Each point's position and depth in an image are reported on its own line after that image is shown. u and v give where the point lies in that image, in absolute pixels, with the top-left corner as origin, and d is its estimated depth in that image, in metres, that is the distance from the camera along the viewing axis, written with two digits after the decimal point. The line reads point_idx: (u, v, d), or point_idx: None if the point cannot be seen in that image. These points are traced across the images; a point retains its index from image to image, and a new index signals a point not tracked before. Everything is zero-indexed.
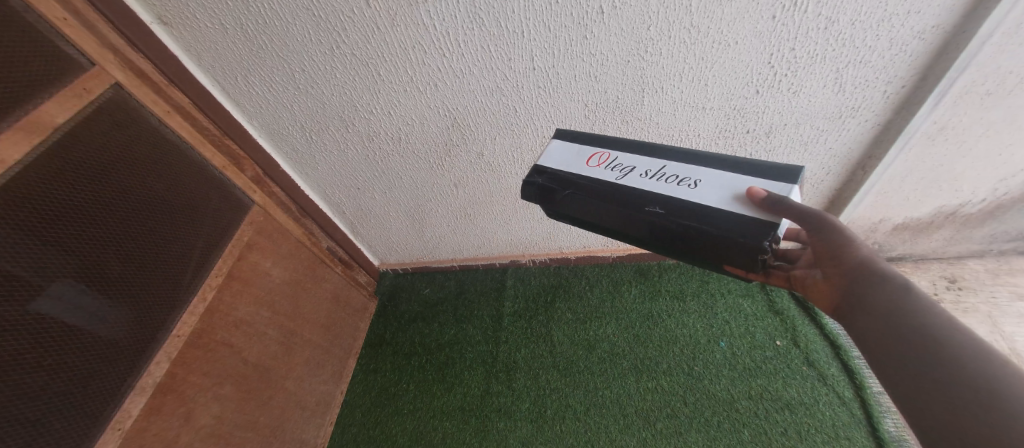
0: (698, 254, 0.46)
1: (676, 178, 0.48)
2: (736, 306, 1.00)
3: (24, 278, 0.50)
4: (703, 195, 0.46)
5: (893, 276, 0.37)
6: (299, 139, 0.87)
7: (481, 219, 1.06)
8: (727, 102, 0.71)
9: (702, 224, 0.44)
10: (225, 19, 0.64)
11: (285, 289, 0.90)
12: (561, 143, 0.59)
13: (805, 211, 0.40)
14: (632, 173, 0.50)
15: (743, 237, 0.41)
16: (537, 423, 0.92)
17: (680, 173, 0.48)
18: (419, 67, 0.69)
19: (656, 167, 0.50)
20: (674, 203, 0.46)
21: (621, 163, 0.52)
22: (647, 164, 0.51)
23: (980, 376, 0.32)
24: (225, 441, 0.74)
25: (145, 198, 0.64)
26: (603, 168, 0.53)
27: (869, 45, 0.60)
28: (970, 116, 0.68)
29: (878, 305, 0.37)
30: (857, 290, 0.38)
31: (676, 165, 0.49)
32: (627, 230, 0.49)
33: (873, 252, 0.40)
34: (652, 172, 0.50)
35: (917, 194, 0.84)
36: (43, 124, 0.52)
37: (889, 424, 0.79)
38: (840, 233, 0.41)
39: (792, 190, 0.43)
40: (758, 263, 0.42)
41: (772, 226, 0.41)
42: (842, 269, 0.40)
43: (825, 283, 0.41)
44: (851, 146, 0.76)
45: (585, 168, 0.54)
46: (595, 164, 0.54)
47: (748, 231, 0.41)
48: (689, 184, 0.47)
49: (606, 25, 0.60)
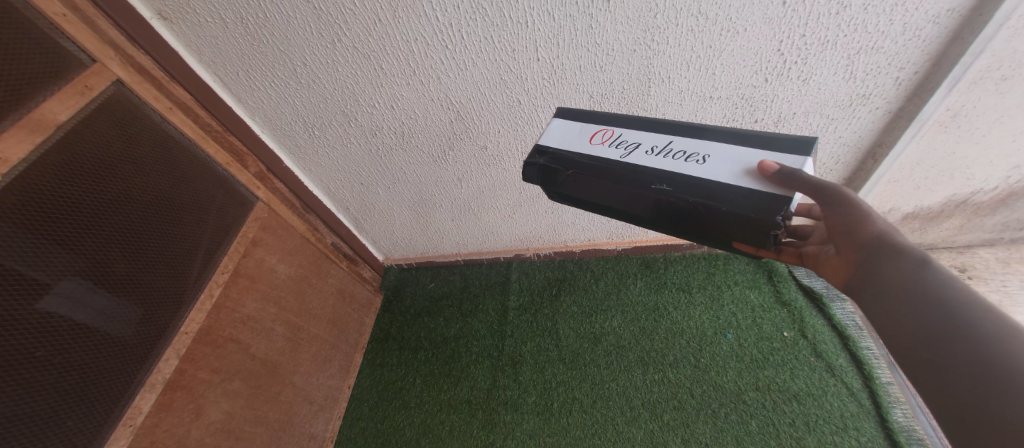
0: (705, 232, 0.45)
1: (684, 154, 0.47)
2: (743, 297, 1.00)
3: (30, 277, 0.50)
4: (712, 170, 0.45)
5: (910, 251, 0.36)
6: (302, 135, 0.86)
7: (485, 213, 1.05)
8: (735, 91, 0.69)
9: (712, 201, 0.43)
10: (225, 13, 0.63)
11: (291, 285, 0.90)
12: (563, 123, 0.57)
13: (820, 184, 0.39)
14: (637, 150, 0.50)
15: (754, 211, 0.40)
16: (544, 416, 0.92)
17: (687, 149, 0.47)
18: (422, 60, 0.68)
19: (663, 143, 0.49)
20: (682, 179, 0.45)
21: (625, 140, 0.51)
22: (654, 141, 0.50)
23: (999, 351, 0.31)
24: (235, 436, 0.74)
25: (151, 195, 0.64)
26: (607, 145, 0.52)
27: (882, 30, 0.59)
28: (984, 102, 0.67)
29: (894, 282, 0.36)
30: (876, 266, 0.37)
31: (682, 140, 0.48)
32: (631, 209, 0.48)
33: (886, 226, 0.38)
34: (659, 148, 0.49)
35: (928, 181, 0.82)
36: (44, 122, 0.51)
37: (898, 414, 0.78)
38: (854, 207, 0.39)
39: (806, 162, 0.41)
40: (769, 239, 0.41)
41: (785, 201, 0.40)
42: (857, 244, 0.39)
43: (839, 260, 0.40)
44: (862, 135, 0.75)
45: (588, 147, 0.53)
46: (599, 142, 0.53)
47: (759, 206, 0.41)
48: (698, 159, 0.46)
49: (612, 13, 0.59)
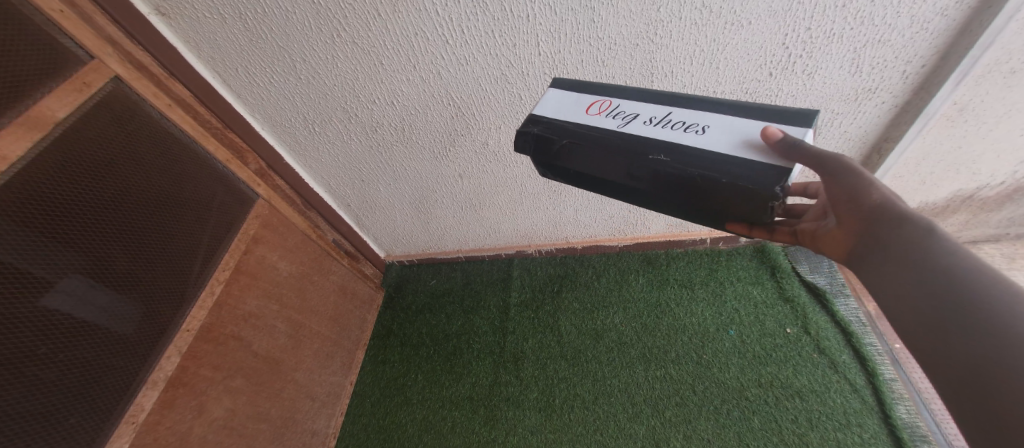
0: (701, 204, 0.44)
1: (683, 125, 0.46)
2: (746, 293, 1.00)
3: (32, 274, 0.50)
4: (711, 141, 0.43)
5: (915, 219, 0.35)
6: (302, 132, 0.86)
7: (486, 210, 1.05)
8: (739, 86, 0.69)
9: (710, 172, 0.42)
10: (223, 9, 0.63)
11: (292, 282, 0.90)
12: (561, 92, 0.56)
13: (822, 154, 0.38)
14: (635, 120, 0.48)
15: (753, 183, 0.40)
16: (546, 412, 0.92)
17: (687, 119, 0.46)
18: (422, 55, 0.67)
19: (661, 114, 0.48)
20: (680, 150, 0.44)
21: (623, 110, 0.49)
22: (654, 111, 0.48)
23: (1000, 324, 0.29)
24: (238, 432, 0.74)
25: (152, 191, 0.64)
26: (604, 116, 0.50)
27: (890, 23, 0.58)
28: (991, 96, 0.66)
29: (896, 252, 0.34)
30: (879, 235, 0.35)
31: (682, 111, 0.47)
32: (628, 180, 0.46)
33: (890, 194, 0.36)
34: (657, 118, 0.47)
35: (933, 177, 0.82)
36: (42, 119, 0.51)
37: (901, 411, 0.78)
38: (857, 175, 0.38)
39: (807, 134, 0.41)
40: (766, 211, 0.40)
41: (785, 172, 0.39)
42: (860, 214, 0.37)
43: (841, 231, 0.38)
44: (867, 129, 0.74)
45: (585, 117, 0.51)
46: (595, 112, 0.51)
47: (758, 177, 0.40)
48: (698, 130, 0.45)
49: (614, 7, 0.58)
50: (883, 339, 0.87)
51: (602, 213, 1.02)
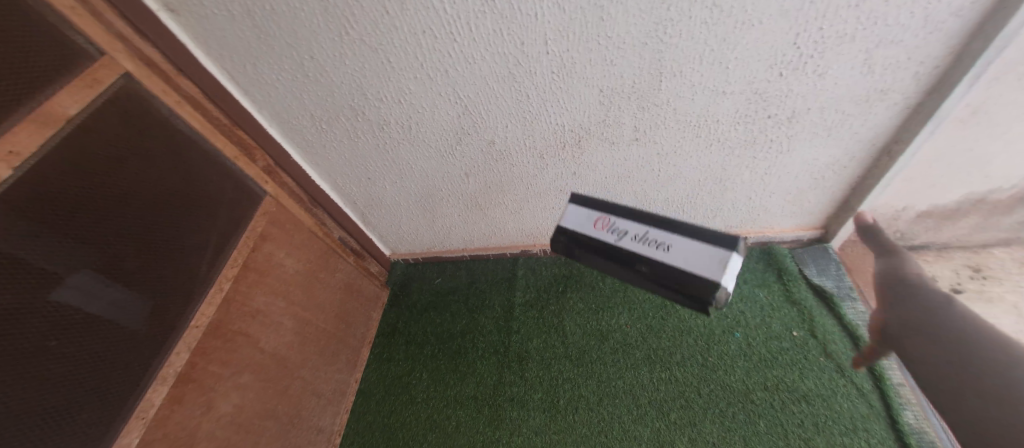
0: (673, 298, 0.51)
1: (655, 242, 0.52)
2: (752, 296, 0.99)
3: (44, 269, 0.50)
4: (678, 259, 0.49)
5: None
6: (310, 129, 0.86)
7: (491, 209, 1.05)
8: (748, 85, 0.68)
9: (677, 284, 0.49)
10: (232, 7, 0.63)
11: (299, 280, 0.90)
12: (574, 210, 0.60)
13: None
14: (626, 237, 0.54)
15: (703, 293, 0.47)
16: (550, 412, 0.92)
17: (659, 238, 0.52)
18: (430, 54, 0.67)
19: (643, 230, 0.53)
20: (656, 264, 0.51)
21: (619, 226, 0.55)
22: (635, 224, 0.54)
23: None
24: (246, 428, 0.75)
25: (161, 189, 0.64)
26: (605, 230, 0.56)
27: (903, 23, 0.57)
28: (1007, 97, 0.65)
29: None
30: None
31: (657, 227, 0.52)
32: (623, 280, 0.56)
33: None
34: (640, 234, 0.53)
35: (944, 179, 0.81)
36: (54, 115, 0.52)
37: (908, 415, 0.77)
38: None
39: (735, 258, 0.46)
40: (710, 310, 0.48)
41: (714, 287, 0.46)
42: None
43: None
44: (877, 131, 0.74)
45: (592, 231, 0.57)
46: (600, 226, 0.57)
47: (705, 286, 0.47)
48: (666, 245, 0.51)
49: (624, 6, 0.58)
50: None
51: None
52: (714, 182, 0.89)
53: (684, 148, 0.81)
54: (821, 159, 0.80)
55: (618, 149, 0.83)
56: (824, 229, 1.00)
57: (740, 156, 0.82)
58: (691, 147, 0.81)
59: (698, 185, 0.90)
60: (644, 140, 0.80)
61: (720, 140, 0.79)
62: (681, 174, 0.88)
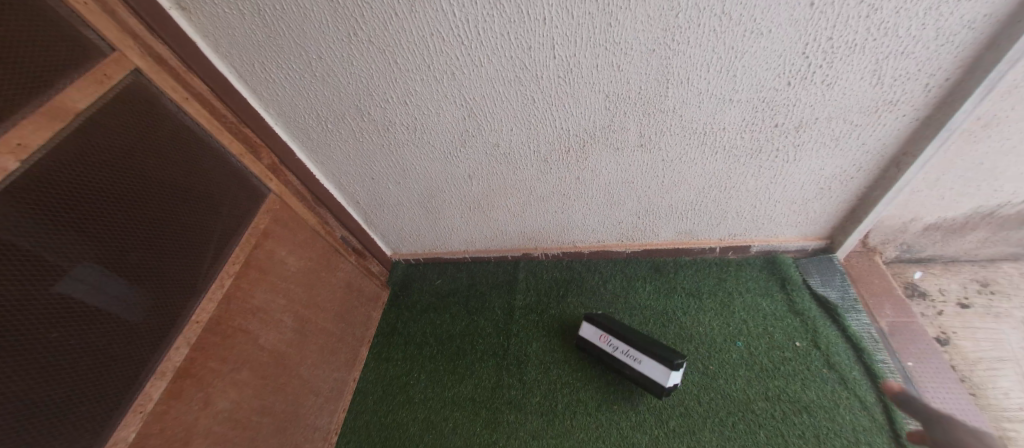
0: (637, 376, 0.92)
1: (633, 357, 0.88)
2: (755, 305, 0.98)
3: (46, 261, 0.51)
4: (646, 370, 0.86)
5: None
6: (315, 128, 0.86)
7: (494, 211, 1.05)
8: (755, 94, 0.68)
9: (643, 382, 0.88)
10: (242, 5, 0.63)
11: (301, 277, 0.90)
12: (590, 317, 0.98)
13: None
14: (616, 349, 0.91)
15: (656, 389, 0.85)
16: (548, 417, 0.92)
17: (636, 356, 0.88)
18: (437, 56, 0.67)
19: (625, 348, 0.89)
20: (633, 378, 0.89)
21: (612, 342, 0.91)
22: (622, 343, 0.90)
23: None
24: (242, 425, 0.75)
25: (166, 184, 0.65)
26: (603, 341, 0.94)
27: (914, 35, 0.56)
28: (1017, 111, 0.65)
29: None
30: None
31: (635, 348, 0.88)
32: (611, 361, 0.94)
33: None
34: (623, 349, 0.90)
35: (952, 192, 0.80)
36: (63, 109, 0.52)
37: (913, 429, 0.75)
38: None
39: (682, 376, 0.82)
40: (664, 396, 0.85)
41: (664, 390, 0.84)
42: None
43: None
44: (886, 142, 0.73)
45: (593, 337, 0.95)
46: (598, 337, 0.95)
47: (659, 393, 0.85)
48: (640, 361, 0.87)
49: (632, 12, 0.58)
50: (895, 356, 0.84)
51: (611, 218, 1.02)
52: (718, 190, 0.88)
53: (689, 155, 0.81)
54: (828, 169, 0.79)
55: (622, 154, 0.83)
56: (829, 240, 0.99)
57: (745, 164, 0.81)
58: (695, 155, 0.80)
59: (701, 192, 0.90)
60: (648, 146, 0.80)
61: (726, 148, 0.78)
62: (685, 181, 0.87)
